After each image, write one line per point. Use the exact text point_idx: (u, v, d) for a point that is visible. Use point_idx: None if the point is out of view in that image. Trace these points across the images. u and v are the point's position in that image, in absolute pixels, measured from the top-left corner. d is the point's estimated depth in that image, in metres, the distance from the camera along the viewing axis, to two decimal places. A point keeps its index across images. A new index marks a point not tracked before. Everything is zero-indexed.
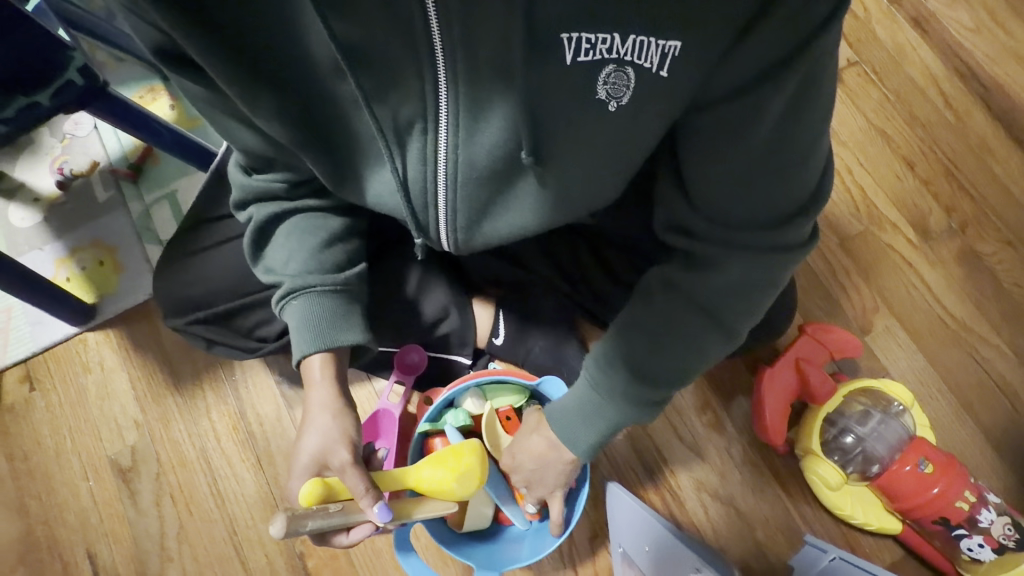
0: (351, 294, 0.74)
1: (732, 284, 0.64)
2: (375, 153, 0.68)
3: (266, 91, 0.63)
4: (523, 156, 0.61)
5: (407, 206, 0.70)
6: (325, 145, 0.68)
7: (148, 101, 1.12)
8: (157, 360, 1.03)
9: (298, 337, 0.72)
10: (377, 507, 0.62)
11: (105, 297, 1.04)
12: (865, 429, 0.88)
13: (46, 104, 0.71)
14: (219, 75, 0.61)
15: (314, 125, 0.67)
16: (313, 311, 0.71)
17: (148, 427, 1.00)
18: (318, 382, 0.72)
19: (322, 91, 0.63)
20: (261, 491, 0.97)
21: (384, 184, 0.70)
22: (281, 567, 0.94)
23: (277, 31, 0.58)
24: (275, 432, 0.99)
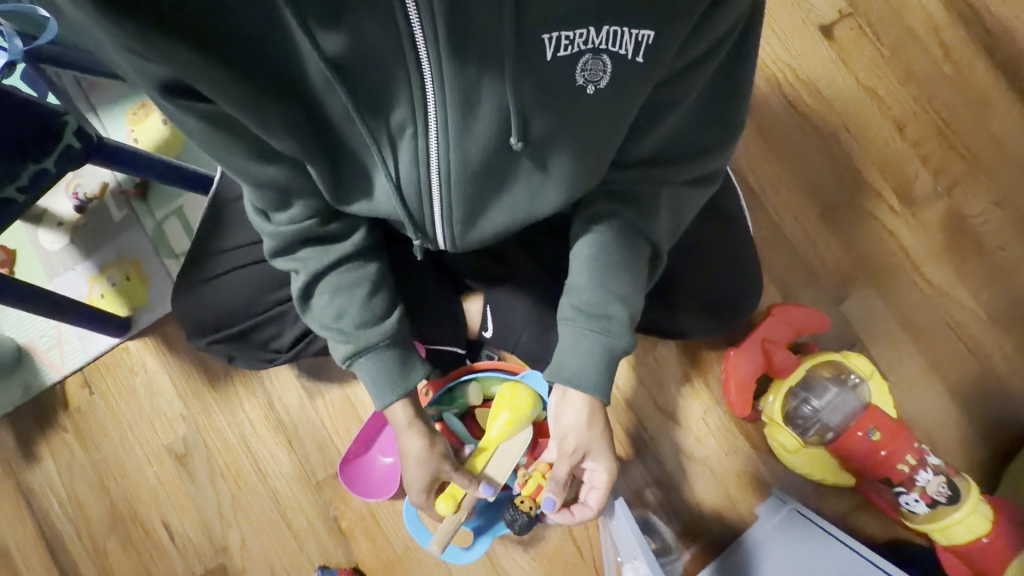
0: (404, 336, 0.84)
1: (672, 211, 0.82)
2: (368, 158, 0.72)
3: (269, 114, 0.66)
4: (513, 144, 0.67)
5: (403, 208, 0.75)
6: (322, 158, 0.72)
7: (142, 118, 1.18)
8: (192, 361, 1.16)
9: (376, 388, 0.82)
10: (483, 488, 0.87)
11: (138, 309, 1.16)
12: (821, 401, 0.97)
13: (53, 168, 0.78)
14: (221, 101, 0.64)
15: (312, 140, 0.71)
16: (383, 363, 0.81)
17: (194, 418, 1.16)
18: (400, 425, 0.85)
19: (315, 104, 0.68)
20: (296, 467, 1.14)
21: (381, 188, 0.75)
22: (320, 528, 1.12)
23: (277, 55, 0.63)
24: (302, 419, 1.14)
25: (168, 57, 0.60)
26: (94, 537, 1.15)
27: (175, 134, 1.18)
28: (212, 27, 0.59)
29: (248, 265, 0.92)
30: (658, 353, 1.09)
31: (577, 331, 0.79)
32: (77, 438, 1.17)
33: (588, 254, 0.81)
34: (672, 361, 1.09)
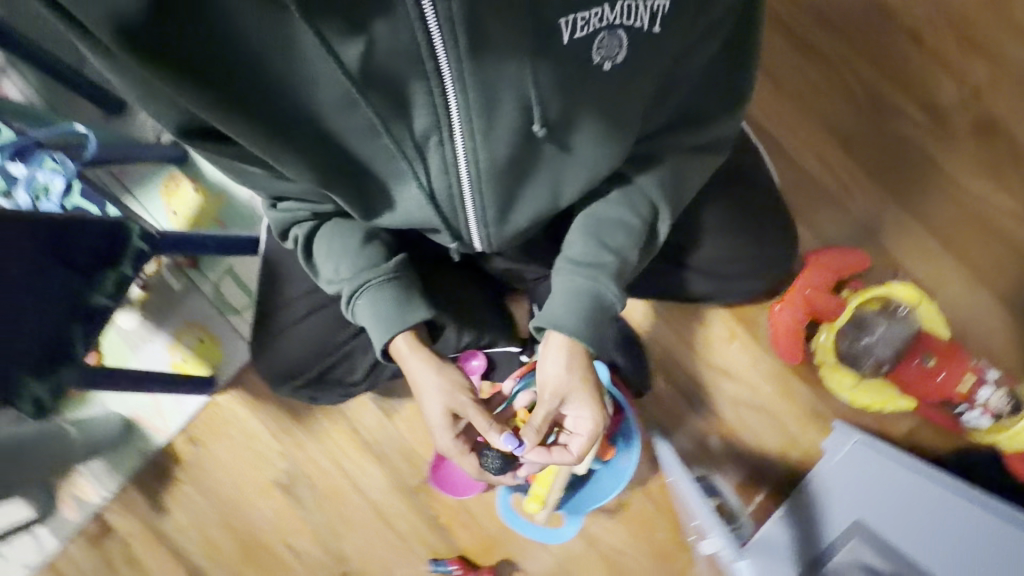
0: (404, 280, 0.84)
1: (688, 174, 0.81)
2: (396, 175, 0.75)
3: (291, 142, 0.70)
4: (536, 130, 0.68)
5: (438, 215, 0.78)
6: (351, 180, 0.76)
7: (175, 189, 1.25)
8: (275, 403, 1.27)
9: (377, 328, 0.82)
10: (503, 437, 0.80)
11: (217, 366, 1.26)
12: (874, 336, 1.02)
13: (131, 272, 0.87)
14: (246, 137, 0.68)
15: (337, 164, 0.74)
16: (381, 303, 0.81)
17: (290, 451, 1.28)
18: (416, 357, 0.84)
19: (339, 132, 0.71)
20: (388, 478, 1.25)
21: (411, 201, 0.78)
22: (421, 526, 1.24)
23: (298, 88, 0.66)
24: (384, 435, 1.25)
25: (188, 100, 0.63)
26: (229, 566, 1.30)
27: (210, 200, 1.25)
28: (239, 72, 0.64)
29: (311, 312, 0.99)
30: (703, 316, 1.13)
31: (567, 279, 0.78)
32: (193, 486, 1.30)
33: (586, 214, 0.82)
34: (718, 321, 1.12)
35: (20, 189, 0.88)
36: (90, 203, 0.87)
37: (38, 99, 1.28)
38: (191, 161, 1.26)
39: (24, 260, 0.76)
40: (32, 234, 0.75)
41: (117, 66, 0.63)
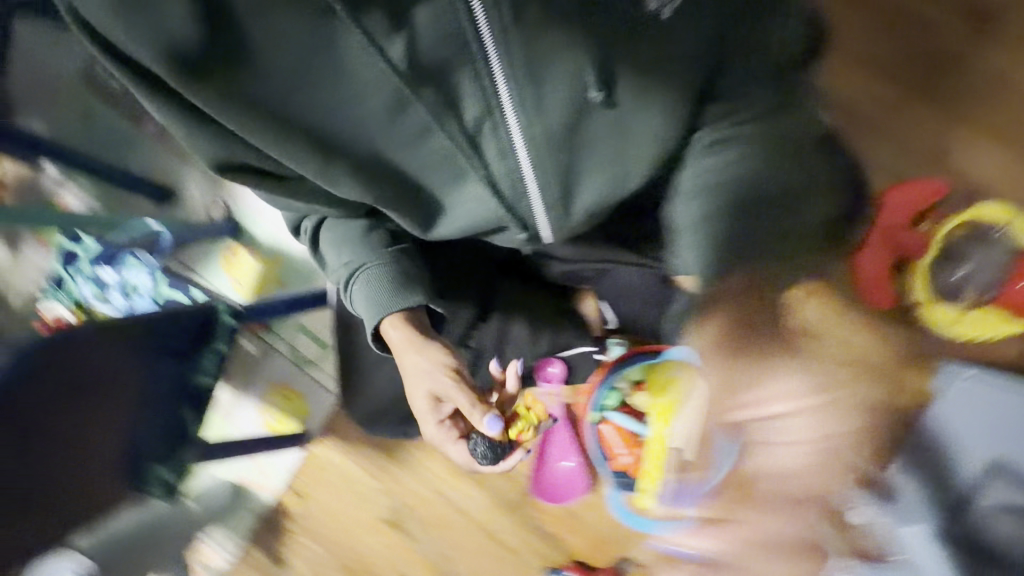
0: (403, 263, 0.81)
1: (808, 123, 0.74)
2: (453, 173, 0.75)
3: (346, 160, 0.72)
4: (594, 94, 0.67)
5: (500, 205, 0.77)
6: (408, 189, 0.77)
7: (234, 259, 1.33)
8: (367, 443, 1.31)
9: (371, 311, 0.80)
10: (488, 419, 0.87)
11: (306, 418, 1.31)
12: (970, 265, 0.98)
13: (225, 346, 0.92)
14: (301, 160, 0.71)
15: (392, 177, 0.75)
16: (375, 287, 0.79)
17: (390, 487, 1.31)
18: (401, 340, 0.84)
19: (391, 145, 0.72)
20: (489, 496, 1.27)
21: (471, 198, 0.77)
22: (530, 539, 1.24)
23: (347, 105, 0.68)
24: None
25: (240, 124, 0.67)
26: None
27: (268, 265, 1.31)
28: (287, 93, 0.67)
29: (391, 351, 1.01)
30: None
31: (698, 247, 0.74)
32: (303, 538, 1.34)
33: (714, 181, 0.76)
34: None
35: (114, 290, 0.95)
36: (177, 292, 0.93)
37: (99, 203, 1.37)
38: (244, 230, 1.32)
39: (137, 354, 0.82)
40: (142, 327, 0.83)
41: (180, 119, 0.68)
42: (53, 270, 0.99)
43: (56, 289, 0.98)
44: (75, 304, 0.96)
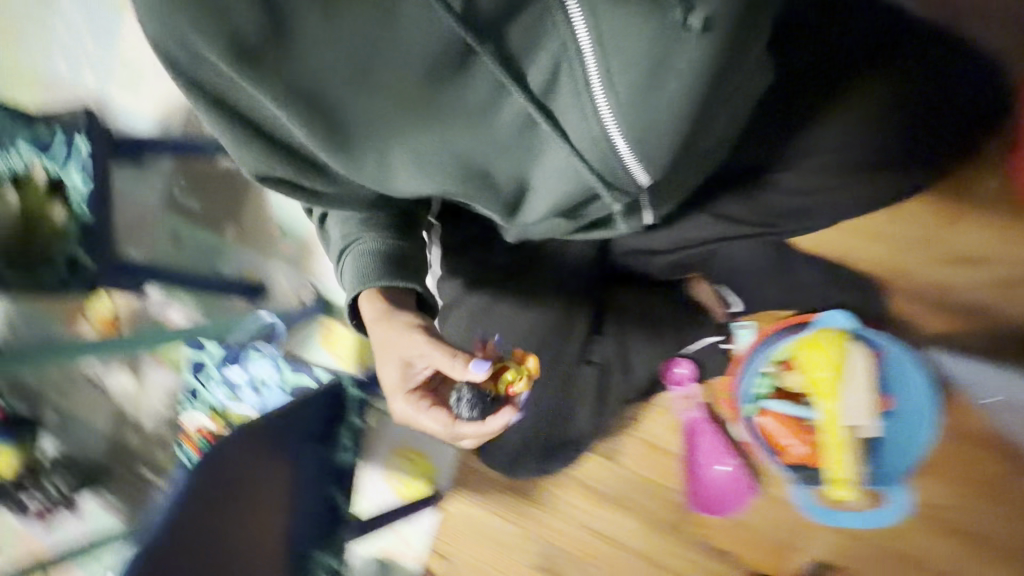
0: (402, 243, 0.73)
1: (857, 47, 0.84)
2: (527, 146, 0.65)
3: (411, 155, 0.64)
4: (691, 17, 0.53)
5: (590, 176, 0.65)
6: (479, 177, 0.67)
7: (332, 335, 1.36)
8: (501, 489, 1.25)
9: (355, 287, 0.71)
10: (472, 363, 0.66)
11: (434, 475, 1.28)
12: None
13: (357, 420, 0.90)
14: (364, 160, 0.65)
15: (462, 166, 0.66)
16: (366, 266, 0.71)
17: (533, 531, 1.23)
18: (371, 312, 0.71)
19: (461, 128, 0.62)
20: (642, 521, 1.14)
21: (549, 172, 0.67)
22: (700, 561, 1.11)
23: (406, 93, 0.59)
24: (618, 479, 1.16)
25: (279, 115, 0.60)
26: None
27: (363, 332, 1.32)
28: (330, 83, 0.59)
29: None
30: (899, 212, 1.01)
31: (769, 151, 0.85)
32: None
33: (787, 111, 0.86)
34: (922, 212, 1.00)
35: (245, 388, 0.97)
36: (303, 377, 0.94)
37: (200, 313, 1.43)
38: (334, 305, 1.35)
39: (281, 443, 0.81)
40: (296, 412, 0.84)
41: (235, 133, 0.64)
42: (184, 382, 1.02)
43: (190, 400, 1.01)
44: (213, 410, 0.99)
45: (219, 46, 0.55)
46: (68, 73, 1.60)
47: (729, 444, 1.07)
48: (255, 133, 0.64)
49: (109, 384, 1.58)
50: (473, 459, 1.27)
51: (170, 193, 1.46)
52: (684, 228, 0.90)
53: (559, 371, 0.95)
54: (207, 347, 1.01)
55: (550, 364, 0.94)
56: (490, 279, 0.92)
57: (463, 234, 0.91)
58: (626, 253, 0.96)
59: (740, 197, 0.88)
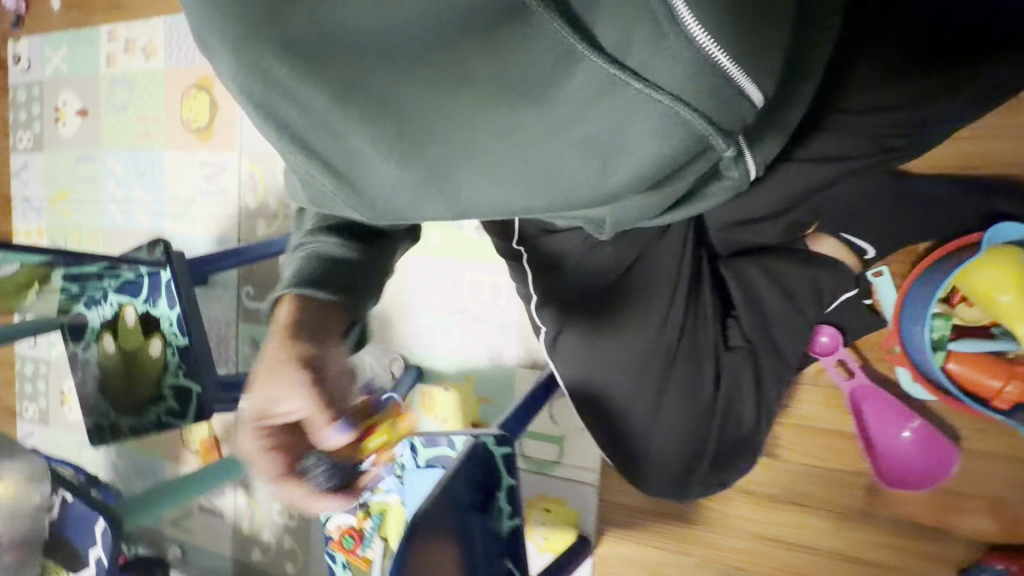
0: (371, 264, 0.70)
1: None
2: (614, 102, 0.45)
3: (465, 166, 0.48)
4: None
5: (695, 125, 0.46)
6: (552, 163, 0.48)
7: (431, 401, 1.31)
8: (657, 519, 1.14)
9: (298, 287, 0.66)
10: (332, 428, 0.61)
11: (579, 521, 1.19)
12: None
13: (512, 481, 0.80)
14: (402, 171, 0.49)
15: (526, 166, 0.48)
16: (325, 272, 0.67)
17: (706, 556, 1.11)
18: (278, 323, 0.65)
19: (522, 112, 0.46)
20: (829, 514, 1.03)
21: (641, 138, 0.46)
22: (911, 542, 0.99)
23: (456, 83, 0.46)
24: (785, 476, 1.05)
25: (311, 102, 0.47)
26: None
27: (464, 388, 1.28)
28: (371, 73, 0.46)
29: (659, 403, 0.88)
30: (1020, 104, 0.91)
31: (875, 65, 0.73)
32: None
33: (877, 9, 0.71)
34: None
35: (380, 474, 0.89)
36: (440, 445, 0.82)
37: None
38: (427, 369, 1.31)
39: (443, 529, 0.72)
40: (449, 491, 0.73)
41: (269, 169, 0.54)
42: None
43: None
44: (353, 507, 0.97)
45: (253, 47, 0.45)
46: (122, 219, 1.68)
47: (902, 405, 0.96)
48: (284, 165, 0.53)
49: (223, 508, 1.56)
50: (616, 495, 1.17)
51: (243, 302, 1.49)
52: (785, 181, 0.79)
53: (705, 372, 0.86)
54: None
55: (693, 366, 0.86)
56: (596, 289, 0.88)
57: (567, 253, 0.89)
58: (732, 229, 0.85)
59: (838, 131, 0.77)
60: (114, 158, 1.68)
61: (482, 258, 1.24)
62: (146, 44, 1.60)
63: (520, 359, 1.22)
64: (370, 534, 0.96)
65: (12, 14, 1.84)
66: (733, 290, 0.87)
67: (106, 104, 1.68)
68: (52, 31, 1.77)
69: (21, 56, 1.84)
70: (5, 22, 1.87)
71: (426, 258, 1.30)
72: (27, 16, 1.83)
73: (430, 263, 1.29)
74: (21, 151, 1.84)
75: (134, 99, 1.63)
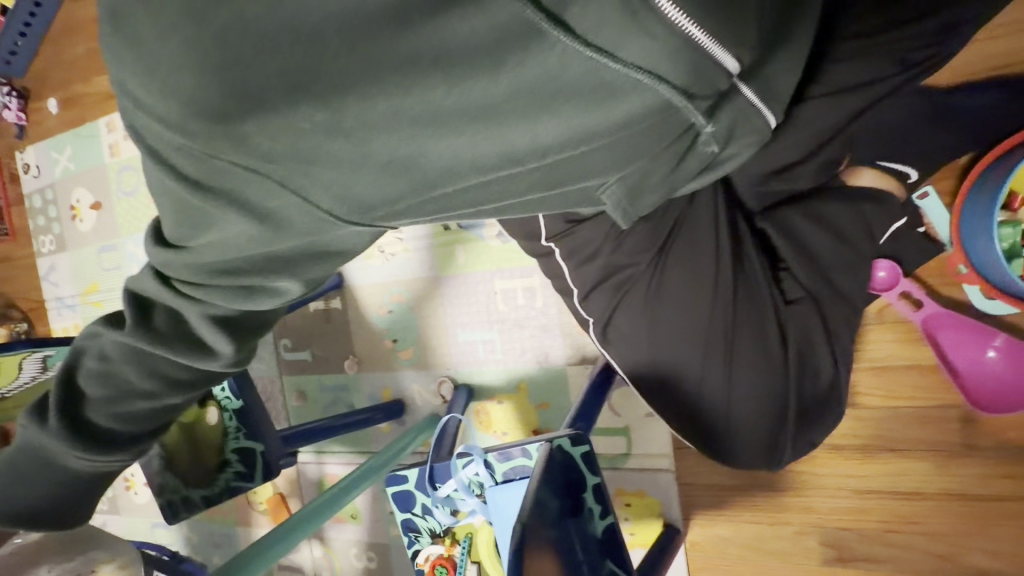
0: (115, 469, 0.64)
1: None
2: (590, 79, 0.40)
3: (435, 163, 0.45)
4: None
5: (676, 94, 0.42)
6: (536, 154, 0.45)
7: (487, 416, 1.29)
8: (743, 493, 1.11)
9: (19, 476, 0.62)
10: None
11: (663, 510, 1.16)
12: None
13: (597, 476, 0.80)
14: (380, 172, 0.45)
15: (491, 155, 0.44)
16: (48, 479, 0.61)
17: (801, 520, 1.08)
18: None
19: (492, 104, 0.42)
20: (920, 452, 1.00)
21: (627, 114, 0.43)
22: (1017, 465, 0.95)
23: (423, 83, 0.41)
24: (864, 422, 1.03)
25: (265, 85, 0.42)
26: None
27: (516, 398, 1.26)
28: (331, 69, 0.42)
29: (732, 372, 0.84)
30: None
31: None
32: None
33: None
34: None
35: (461, 497, 0.90)
36: (514, 458, 0.82)
37: (356, 453, 1.44)
38: (477, 386, 1.30)
39: (555, 534, 0.71)
40: (538, 504, 0.70)
41: (187, 173, 0.47)
42: (399, 520, 0.98)
43: (414, 535, 0.98)
44: (439, 535, 0.96)
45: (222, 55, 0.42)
46: None
47: (977, 322, 0.94)
48: (218, 174, 0.46)
49: (300, 563, 1.55)
50: (696, 477, 1.14)
51: (283, 355, 1.50)
52: (805, 125, 0.75)
53: (771, 330, 0.82)
54: (407, 475, 0.94)
55: (757, 328, 0.82)
56: (640, 270, 0.86)
57: (599, 242, 0.87)
58: (766, 180, 0.82)
59: (850, 61, 0.72)
60: (133, 242, 1.72)
61: (511, 264, 1.23)
62: None
63: (569, 358, 1.20)
64: (461, 560, 0.95)
65: (15, 125, 1.91)
66: (779, 242, 0.83)
67: (117, 192, 1.72)
68: (55, 133, 1.83)
69: (30, 164, 1.90)
70: (11, 134, 1.95)
71: (454, 276, 1.29)
72: (29, 125, 1.90)
73: (459, 280, 1.29)
74: (46, 252, 1.90)
75: (143, 182, 1.67)
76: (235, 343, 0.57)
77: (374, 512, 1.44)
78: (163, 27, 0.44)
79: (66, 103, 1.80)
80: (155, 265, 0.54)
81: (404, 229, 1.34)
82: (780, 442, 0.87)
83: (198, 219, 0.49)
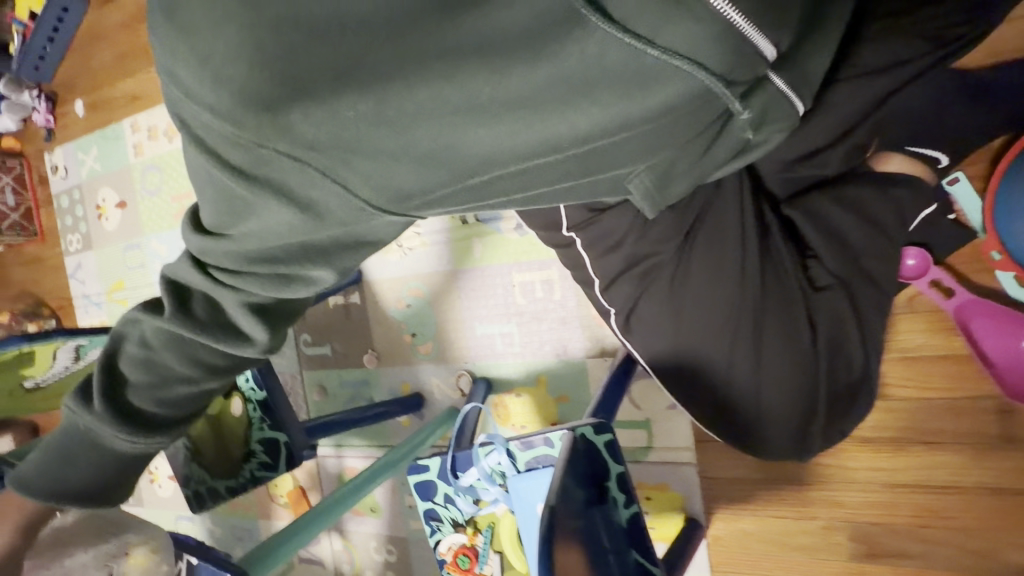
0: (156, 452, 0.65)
1: None
2: (630, 65, 0.39)
3: (477, 156, 0.44)
4: None
5: (714, 83, 0.41)
6: (568, 144, 0.44)
7: (506, 409, 1.29)
8: (769, 488, 1.09)
9: (66, 456, 0.63)
10: None
11: (685, 503, 1.14)
12: None
13: (623, 466, 0.79)
14: (410, 159, 0.45)
15: (523, 144, 0.44)
16: (90, 460, 0.63)
17: (829, 515, 1.05)
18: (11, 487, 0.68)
19: (527, 92, 0.41)
20: (954, 445, 0.97)
21: (663, 102, 0.41)
22: None
23: (463, 72, 0.41)
24: (894, 415, 1.01)
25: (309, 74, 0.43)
26: None
27: (534, 391, 1.26)
28: (371, 58, 0.42)
29: (756, 361, 0.83)
30: None
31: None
32: None
33: None
34: None
35: (484, 487, 0.91)
36: (537, 447, 0.81)
37: (376, 446, 1.45)
38: (496, 379, 1.30)
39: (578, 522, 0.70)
40: (565, 492, 0.70)
41: (225, 162, 0.48)
42: (421, 510, 0.98)
43: (436, 525, 0.98)
44: (460, 525, 0.97)
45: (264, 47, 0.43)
46: None
47: (1012, 311, 0.92)
48: (264, 163, 0.46)
49: (321, 555, 1.57)
50: (720, 470, 1.12)
51: (303, 349, 1.52)
52: (833, 109, 0.74)
53: (797, 320, 0.81)
54: (429, 464, 0.94)
55: (783, 318, 0.81)
56: (664, 260, 0.86)
57: (622, 231, 0.87)
58: (789, 168, 0.81)
59: (878, 46, 0.72)
60: (157, 240, 1.75)
61: (529, 257, 1.22)
62: (168, 128, 1.68)
63: (589, 350, 1.20)
64: (484, 549, 0.97)
65: (43, 128, 1.97)
66: (805, 230, 0.82)
67: (142, 191, 1.76)
68: (81, 135, 1.88)
69: (57, 165, 1.95)
70: (40, 137, 2.00)
71: (473, 270, 1.29)
72: (56, 127, 1.95)
73: (477, 274, 1.29)
74: (73, 252, 1.95)
75: (166, 181, 1.71)
76: (271, 331, 0.58)
77: (394, 505, 1.45)
78: (204, 20, 0.45)
79: (92, 105, 1.84)
80: (193, 253, 0.55)
81: (422, 224, 1.35)
82: (807, 436, 0.86)
83: (236, 209, 0.50)
